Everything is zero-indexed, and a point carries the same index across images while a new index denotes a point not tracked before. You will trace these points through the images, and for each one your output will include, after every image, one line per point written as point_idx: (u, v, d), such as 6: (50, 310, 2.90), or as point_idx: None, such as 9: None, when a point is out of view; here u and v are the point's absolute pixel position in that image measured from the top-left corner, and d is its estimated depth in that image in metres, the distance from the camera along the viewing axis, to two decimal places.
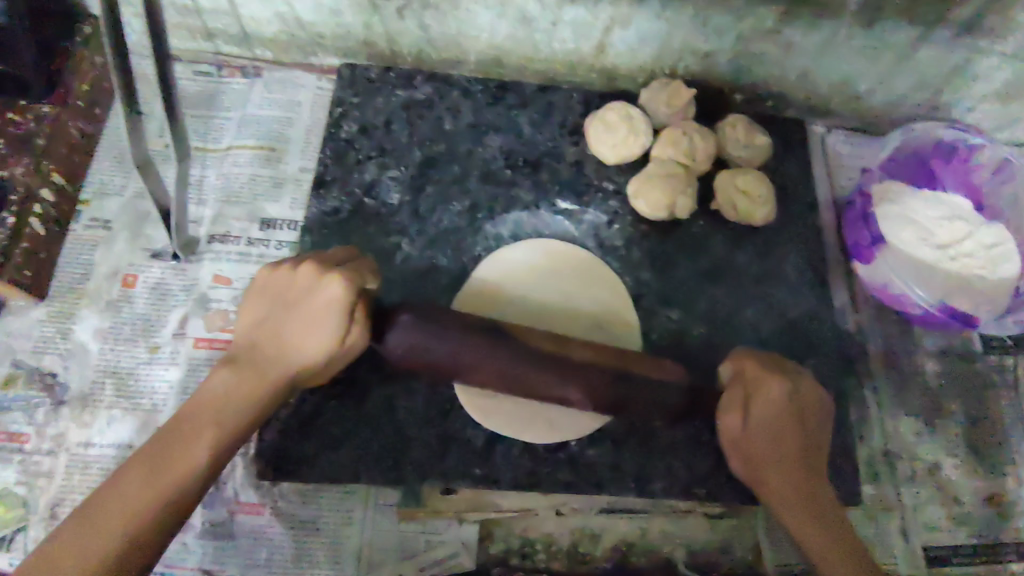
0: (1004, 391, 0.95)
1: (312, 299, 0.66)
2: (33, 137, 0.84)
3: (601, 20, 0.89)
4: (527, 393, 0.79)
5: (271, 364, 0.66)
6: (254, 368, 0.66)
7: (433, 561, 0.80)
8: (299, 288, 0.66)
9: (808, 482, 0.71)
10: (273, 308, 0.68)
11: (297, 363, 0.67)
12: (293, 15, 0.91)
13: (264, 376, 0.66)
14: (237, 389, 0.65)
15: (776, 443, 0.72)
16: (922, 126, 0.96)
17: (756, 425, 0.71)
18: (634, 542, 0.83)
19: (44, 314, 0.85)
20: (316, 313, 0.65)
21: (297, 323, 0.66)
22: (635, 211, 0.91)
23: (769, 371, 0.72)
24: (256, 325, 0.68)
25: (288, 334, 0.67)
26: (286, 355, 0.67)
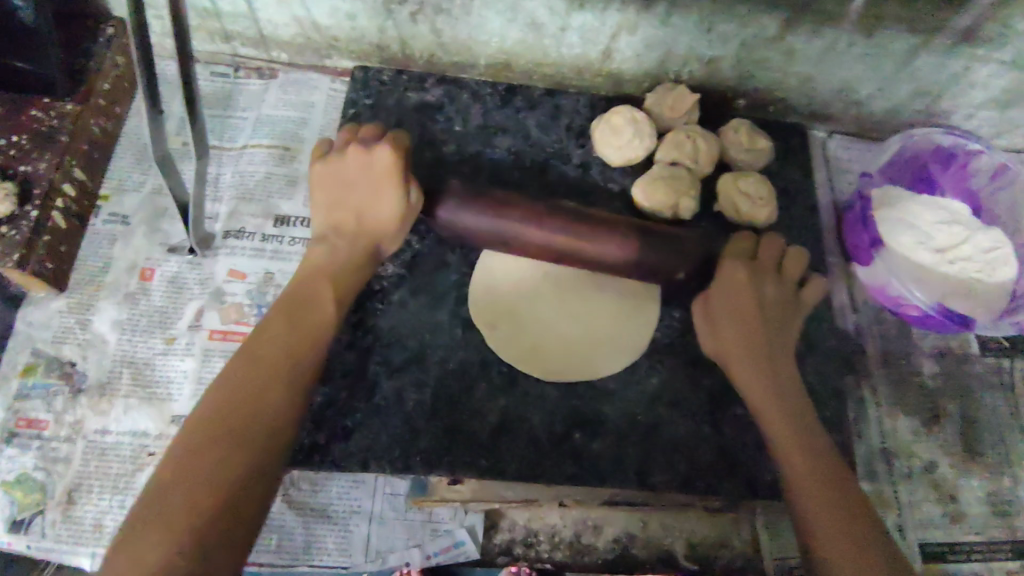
0: (1000, 392, 0.96)
1: (369, 170, 0.78)
2: (56, 133, 0.87)
3: (609, 26, 0.91)
4: (579, 341, 0.84)
5: (360, 238, 0.79)
6: (339, 241, 0.79)
7: (439, 549, 0.84)
8: (355, 168, 0.79)
9: (767, 376, 0.77)
10: (337, 195, 0.80)
11: (377, 225, 0.79)
12: (310, 18, 0.94)
13: (347, 249, 0.79)
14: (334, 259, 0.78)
15: (747, 328, 0.79)
16: (921, 132, 0.98)
17: (722, 319, 0.81)
18: (635, 534, 0.86)
19: (63, 305, 0.88)
20: (375, 181, 0.78)
21: (365, 193, 0.79)
22: (640, 212, 0.93)
23: (733, 283, 0.81)
24: (329, 206, 0.81)
25: (360, 199, 0.79)
26: (366, 219, 0.79)
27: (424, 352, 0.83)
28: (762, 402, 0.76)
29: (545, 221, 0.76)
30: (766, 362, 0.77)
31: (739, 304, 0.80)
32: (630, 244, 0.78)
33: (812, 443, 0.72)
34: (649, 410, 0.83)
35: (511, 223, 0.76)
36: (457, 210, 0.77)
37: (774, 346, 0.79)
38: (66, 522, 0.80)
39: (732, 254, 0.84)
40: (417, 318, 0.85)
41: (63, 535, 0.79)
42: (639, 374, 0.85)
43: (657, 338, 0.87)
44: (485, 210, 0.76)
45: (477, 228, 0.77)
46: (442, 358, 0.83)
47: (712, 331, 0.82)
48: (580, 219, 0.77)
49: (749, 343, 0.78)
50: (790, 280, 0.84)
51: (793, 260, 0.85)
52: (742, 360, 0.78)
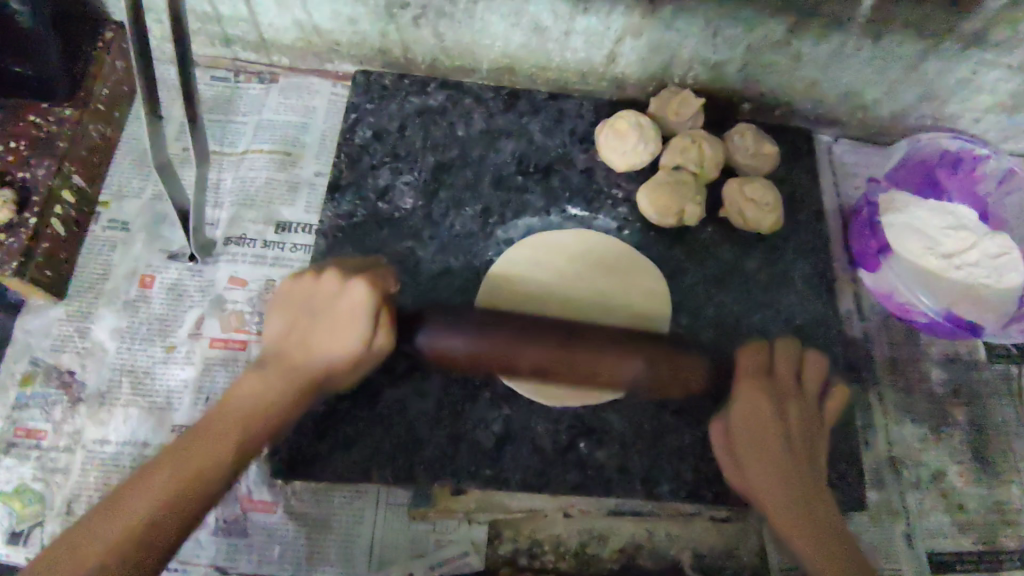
0: (1008, 399, 0.95)
1: (337, 305, 0.75)
2: (54, 139, 0.86)
3: (613, 30, 0.90)
4: (581, 364, 0.82)
5: (304, 370, 0.74)
6: (286, 373, 0.74)
7: (443, 561, 0.82)
8: (321, 297, 0.76)
9: (789, 492, 0.74)
10: (297, 319, 0.77)
11: (324, 365, 0.75)
12: (311, 22, 0.93)
13: (276, 394, 0.72)
14: (264, 395, 0.72)
15: (769, 445, 0.76)
16: (928, 136, 0.97)
17: (742, 434, 0.77)
18: (641, 544, 0.85)
19: (63, 313, 0.87)
20: (337, 317, 0.75)
21: (328, 323, 0.75)
22: (644, 218, 0.92)
23: (756, 399, 0.79)
24: (282, 335, 0.77)
25: (316, 338, 0.75)
26: (316, 359, 0.75)
27: (428, 360, 0.82)
28: (796, 537, 0.72)
29: (524, 347, 0.78)
30: (790, 485, 0.75)
31: (759, 422, 0.77)
32: (621, 364, 0.78)
33: (848, 558, 0.69)
34: (655, 418, 0.82)
35: (485, 341, 0.78)
36: (435, 337, 0.79)
37: (806, 474, 0.76)
38: None
39: (747, 371, 0.81)
40: None
41: None
42: None
43: None
44: (462, 334, 0.78)
45: (454, 350, 0.78)
46: (445, 366, 0.82)
47: (735, 464, 0.78)
48: (564, 335, 0.79)
49: (767, 459, 0.76)
50: (809, 392, 0.81)
51: (810, 367, 0.82)
52: (771, 492, 0.75)
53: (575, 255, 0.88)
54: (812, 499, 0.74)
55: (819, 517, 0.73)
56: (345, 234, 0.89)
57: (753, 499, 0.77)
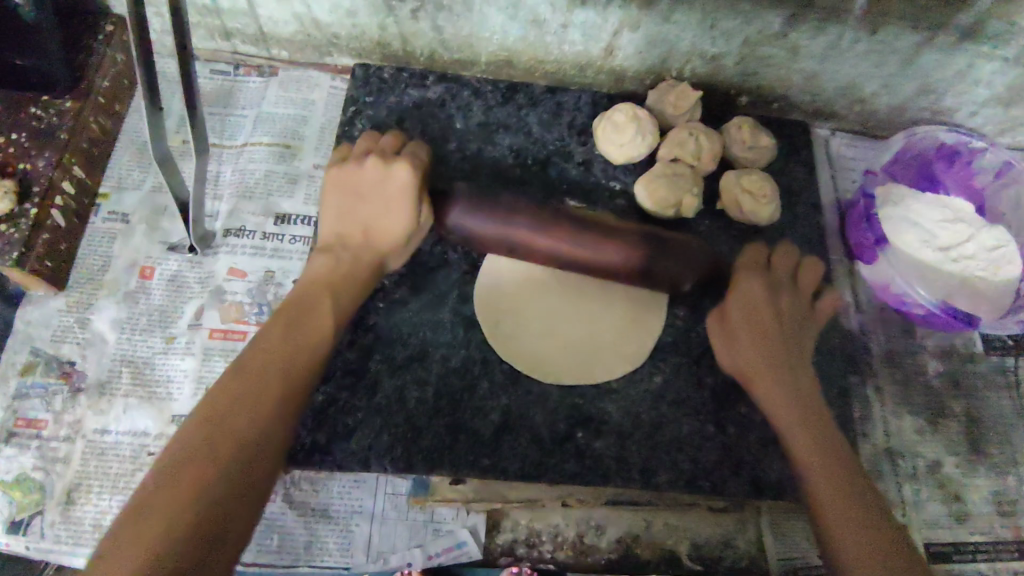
0: (1004, 391, 0.96)
1: (385, 187, 0.76)
2: (55, 131, 0.87)
3: (611, 23, 0.91)
4: (578, 344, 0.84)
5: (363, 253, 0.78)
6: (341, 255, 0.77)
7: (442, 550, 0.83)
8: (369, 183, 0.77)
9: (777, 371, 0.77)
10: (347, 202, 0.78)
11: (380, 244, 0.78)
12: (310, 15, 0.93)
13: (346, 267, 0.77)
14: (331, 272, 0.76)
15: (763, 333, 0.78)
16: (925, 129, 0.97)
17: (735, 320, 0.80)
18: (639, 534, 0.86)
19: (63, 304, 0.88)
20: (387, 199, 0.76)
21: (375, 207, 0.77)
22: (642, 210, 0.93)
23: (755, 288, 0.80)
24: (336, 216, 0.79)
25: (369, 216, 0.78)
26: (372, 236, 0.78)
27: (426, 350, 0.83)
28: (779, 413, 0.75)
29: (558, 237, 0.76)
30: (780, 367, 0.77)
31: (754, 307, 0.79)
32: (641, 260, 0.78)
33: (827, 435, 0.72)
34: (652, 408, 0.83)
35: (514, 229, 0.76)
36: (466, 214, 0.76)
37: (791, 356, 0.78)
38: (66, 522, 0.79)
39: (747, 264, 0.83)
40: (419, 316, 0.84)
41: (62, 535, 0.78)
42: (642, 372, 0.84)
43: (661, 337, 0.86)
44: (489, 217, 0.76)
45: (480, 230, 0.76)
46: (444, 356, 0.83)
47: (731, 350, 0.80)
48: (582, 225, 0.77)
49: (756, 342, 0.78)
50: (804, 291, 0.83)
51: (806, 273, 0.84)
52: (767, 379, 0.76)
53: (605, 220, 0.89)
54: (800, 384, 0.76)
55: (803, 397, 0.75)
56: None
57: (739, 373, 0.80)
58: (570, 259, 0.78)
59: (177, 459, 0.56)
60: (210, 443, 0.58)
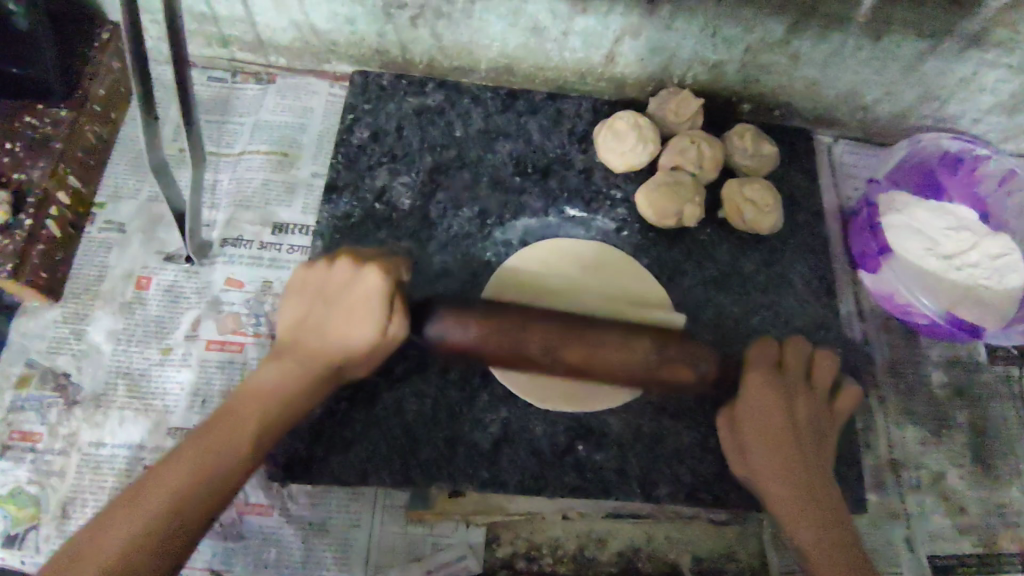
0: (1008, 401, 0.95)
1: (351, 293, 0.71)
2: (49, 140, 0.86)
3: (612, 30, 0.90)
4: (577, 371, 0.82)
5: (318, 361, 0.72)
6: (297, 364, 0.71)
7: (441, 564, 0.82)
8: (335, 284, 0.72)
9: (790, 472, 0.72)
10: (314, 306, 0.74)
11: (341, 353, 0.72)
12: (307, 22, 0.93)
13: (294, 381, 0.70)
14: (286, 376, 0.70)
15: (774, 427, 0.74)
16: (929, 137, 0.96)
17: (746, 417, 0.76)
18: (639, 546, 0.85)
19: (58, 315, 0.87)
20: (353, 304, 0.71)
21: (339, 315, 0.72)
22: (643, 219, 0.92)
23: (766, 386, 0.76)
24: (300, 319, 0.74)
25: (332, 324, 0.72)
26: (331, 344, 0.72)
27: (425, 362, 0.82)
28: (791, 520, 0.71)
29: (543, 342, 0.71)
30: (795, 465, 0.72)
31: (764, 406, 0.75)
32: (637, 367, 0.72)
33: (842, 544, 0.68)
34: (654, 421, 0.82)
35: (493, 341, 0.71)
36: (444, 329, 0.72)
37: (811, 467, 0.72)
38: (61, 536, 0.78)
39: (757, 363, 0.78)
40: None
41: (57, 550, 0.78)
42: None
43: None
44: (469, 332, 0.71)
45: (459, 343, 0.72)
46: (443, 368, 0.82)
47: (746, 459, 0.75)
48: (572, 329, 0.73)
49: (768, 444, 0.73)
50: (821, 387, 0.78)
51: (820, 367, 0.79)
52: (774, 481, 0.72)
53: (601, 265, 0.87)
54: (816, 481, 0.72)
55: (817, 500, 0.71)
56: (343, 234, 0.88)
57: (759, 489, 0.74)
58: (559, 364, 0.72)
59: (151, 474, 0.61)
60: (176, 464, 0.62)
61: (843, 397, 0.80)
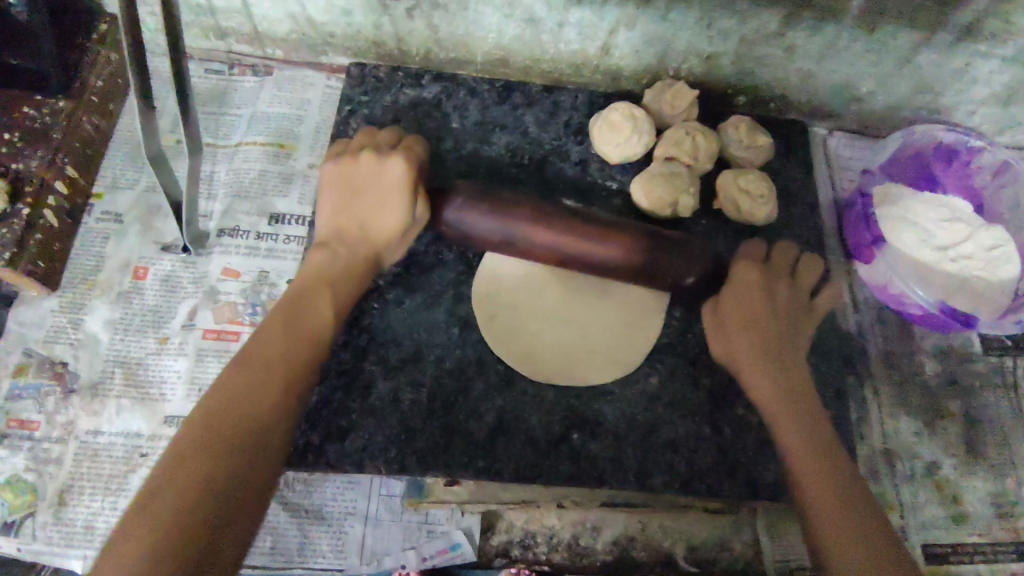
0: (1002, 392, 0.95)
1: (381, 182, 0.78)
2: (48, 131, 0.87)
3: (608, 21, 0.90)
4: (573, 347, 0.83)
5: (355, 250, 0.79)
6: (335, 251, 0.78)
7: (436, 552, 0.82)
8: (367, 177, 0.79)
9: (766, 352, 0.79)
10: (344, 202, 0.80)
11: (374, 238, 0.79)
12: (304, 14, 0.93)
13: (335, 274, 0.77)
14: (328, 262, 0.78)
15: (754, 315, 0.81)
16: (924, 128, 0.97)
17: (730, 305, 0.82)
18: (634, 535, 0.85)
19: (56, 304, 0.87)
20: (383, 193, 0.78)
21: (370, 202, 0.79)
22: (638, 210, 0.92)
23: (749, 280, 0.83)
24: (333, 214, 0.81)
25: (365, 212, 0.79)
26: (364, 232, 0.79)
27: (421, 351, 0.82)
28: (763, 398, 0.78)
29: (558, 231, 0.74)
30: (772, 349, 0.80)
31: (747, 297, 0.82)
32: (642, 256, 0.76)
33: (810, 422, 0.75)
34: (648, 410, 0.82)
35: (512, 227, 0.74)
36: (463, 213, 0.75)
37: (785, 351, 0.80)
38: (58, 523, 0.79)
39: (744, 261, 0.84)
40: (414, 316, 0.84)
41: (54, 537, 0.78)
42: (638, 373, 0.84)
43: (658, 338, 0.85)
44: (490, 215, 0.74)
45: (478, 228, 0.75)
46: (438, 357, 0.82)
47: (727, 341, 0.82)
48: (582, 223, 0.75)
49: (749, 330, 0.80)
50: (800, 285, 0.85)
51: (805, 268, 0.86)
52: (753, 367, 0.79)
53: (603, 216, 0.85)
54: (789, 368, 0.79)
55: (789, 377, 0.79)
56: None
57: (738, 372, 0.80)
58: (572, 257, 0.76)
59: (185, 448, 0.60)
60: (211, 432, 0.61)
61: (820, 295, 0.87)
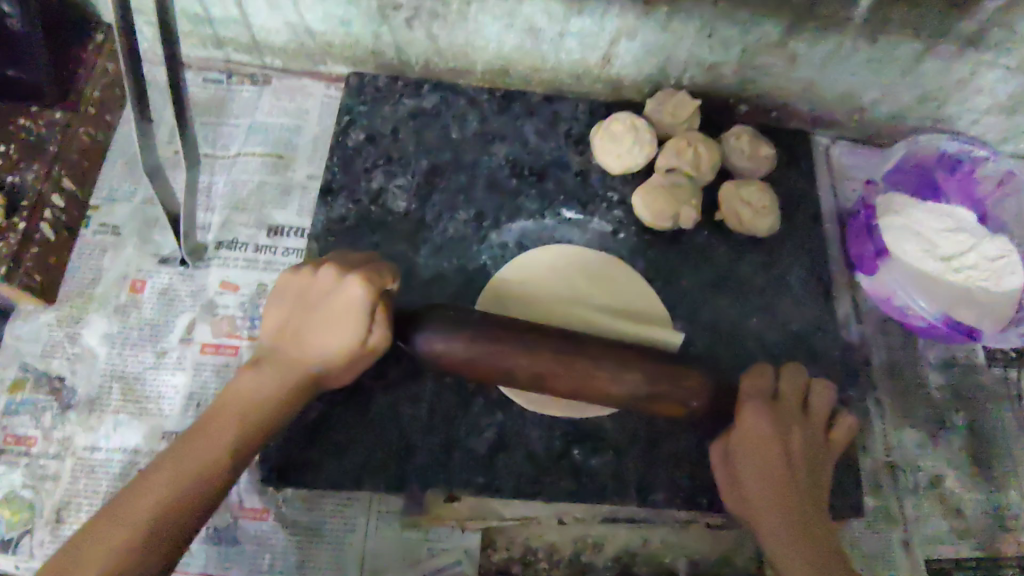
0: (1006, 403, 0.94)
1: (334, 302, 0.67)
2: (44, 143, 0.86)
3: (608, 31, 0.89)
4: None
5: (294, 370, 0.69)
6: (277, 367, 0.69)
7: (436, 568, 0.81)
8: (319, 292, 0.68)
9: (793, 518, 0.68)
10: (296, 312, 0.70)
11: (320, 359, 0.69)
12: (302, 23, 0.92)
13: (264, 396, 0.68)
14: (267, 380, 0.69)
15: (774, 469, 0.69)
16: (927, 137, 0.96)
17: (741, 460, 0.72)
18: (636, 551, 0.84)
19: (53, 318, 0.87)
20: (334, 314, 0.67)
21: (319, 321, 0.68)
22: (640, 221, 0.91)
23: (764, 423, 0.71)
24: (282, 323, 0.71)
25: (312, 333, 0.69)
26: (309, 351, 0.69)
27: (421, 365, 0.82)
28: (793, 571, 0.65)
29: (540, 359, 0.69)
30: (796, 511, 0.68)
31: (763, 453, 0.70)
32: (637, 387, 0.70)
33: None
34: (650, 424, 0.81)
35: (488, 353, 0.68)
36: (435, 340, 0.68)
37: (810, 511, 0.69)
38: (55, 541, 0.78)
39: (750, 398, 0.73)
40: None
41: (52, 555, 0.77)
42: None
43: None
44: (465, 341, 0.69)
45: (450, 357, 0.69)
46: (438, 371, 0.82)
47: (742, 495, 0.72)
48: (569, 360, 0.69)
49: (769, 489, 0.69)
50: (816, 419, 0.74)
51: (817, 393, 0.75)
52: (771, 524, 0.68)
53: (602, 278, 0.86)
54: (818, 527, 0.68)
55: (819, 544, 0.66)
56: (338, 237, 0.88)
57: (752, 522, 0.71)
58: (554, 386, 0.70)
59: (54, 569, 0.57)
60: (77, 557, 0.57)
61: (841, 424, 0.76)
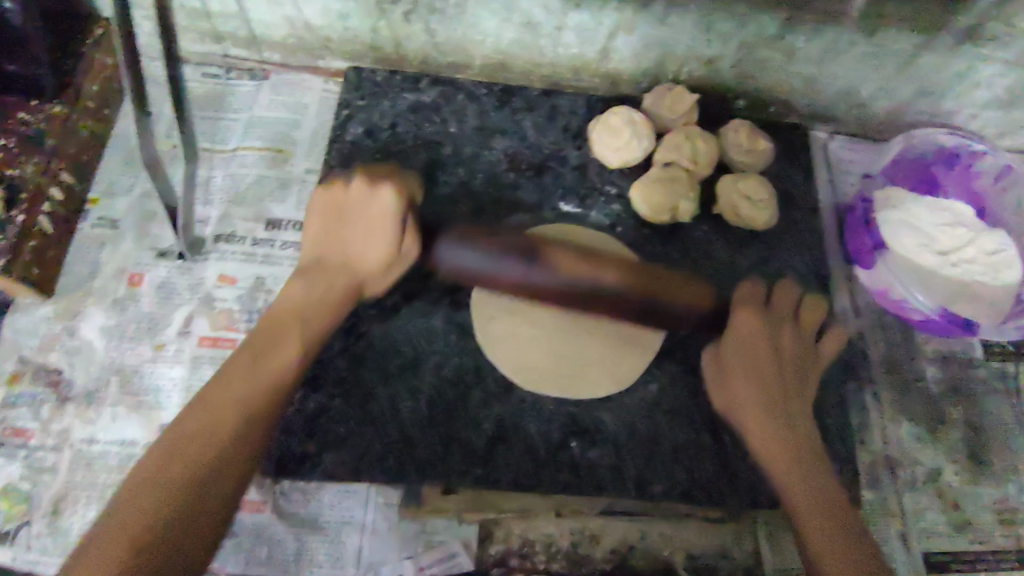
0: (1004, 397, 0.94)
1: (370, 207, 0.78)
2: (42, 137, 0.86)
3: (606, 25, 0.89)
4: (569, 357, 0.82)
5: (337, 277, 0.78)
6: (317, 277, 0.78)
7: (434, 561, 0.81)
8: (355, 205, 0.79)
9: (774, 413, 0.77)
10: (330, 228, 0.80)
11: (361, 267, 0.79)
12: (301, 18, 0.92)
13: (315, 304, 0.76)
14: (310, 299, 0.76)
15: (759, 367, 0.79)
16: (923, 132, 0.96)
17: (732, 361, 0.80)
18: (633, 545, 0.84)
19: (51, 311, 0.87)
20: (369, 220, 0.78)
21: (356, 231, 0.79)
22: (638, 215, 0.91)
23: (756, 328, 0.81)
24: (318, 234, 0.81)
25: (350, 244, 0.79)
26: (350, 260, 0.79)
27: (419, 358, 0.82)
28: (766, 449, 0.76)
29: (549, 263, 0.79)
30: (779, 406, 0.78)
31: (754, 355, 0.80)
32: (632, 294, 0.80)
33: (818, 476, 0.74)
34: (647, 417, 0.82)
35: (503, 264, 0.79)
36: (454, 250, 0.80)
37: (793, 407, 0.78)
38: (52, 533, 0.78)
39: (744, 302, 0.83)
40: (412, 323, 0.83)
41: (49, 547, 0.77)
42: (637, 380, 0.83)
43: (658, 346, 0.85)
44: (481, 250, 0.80)
45: (471, 267, 0.80)
46: (436, 364, 0.82)
47: (727, 389, 0.80)
48: (572, 263, 0.79)
49: (754, 385, 0.78)
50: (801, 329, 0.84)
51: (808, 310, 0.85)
52: (755, 417, 0.77)
53: None
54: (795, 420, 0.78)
55: (794, 428, 0.77)
56: None
57: (732, 418, 0.80)
58: (559, 291, 0.79)
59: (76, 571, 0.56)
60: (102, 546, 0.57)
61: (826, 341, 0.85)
